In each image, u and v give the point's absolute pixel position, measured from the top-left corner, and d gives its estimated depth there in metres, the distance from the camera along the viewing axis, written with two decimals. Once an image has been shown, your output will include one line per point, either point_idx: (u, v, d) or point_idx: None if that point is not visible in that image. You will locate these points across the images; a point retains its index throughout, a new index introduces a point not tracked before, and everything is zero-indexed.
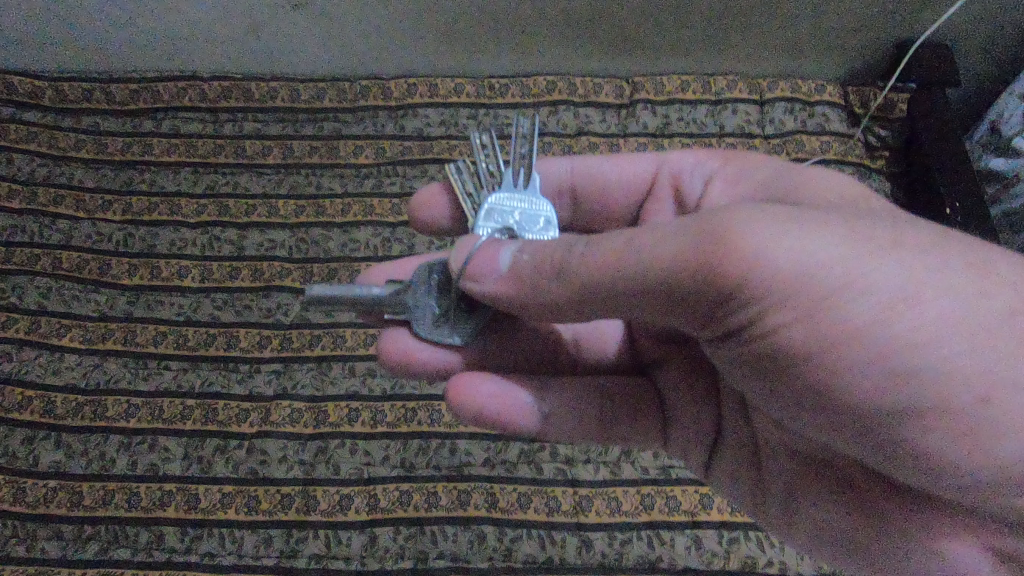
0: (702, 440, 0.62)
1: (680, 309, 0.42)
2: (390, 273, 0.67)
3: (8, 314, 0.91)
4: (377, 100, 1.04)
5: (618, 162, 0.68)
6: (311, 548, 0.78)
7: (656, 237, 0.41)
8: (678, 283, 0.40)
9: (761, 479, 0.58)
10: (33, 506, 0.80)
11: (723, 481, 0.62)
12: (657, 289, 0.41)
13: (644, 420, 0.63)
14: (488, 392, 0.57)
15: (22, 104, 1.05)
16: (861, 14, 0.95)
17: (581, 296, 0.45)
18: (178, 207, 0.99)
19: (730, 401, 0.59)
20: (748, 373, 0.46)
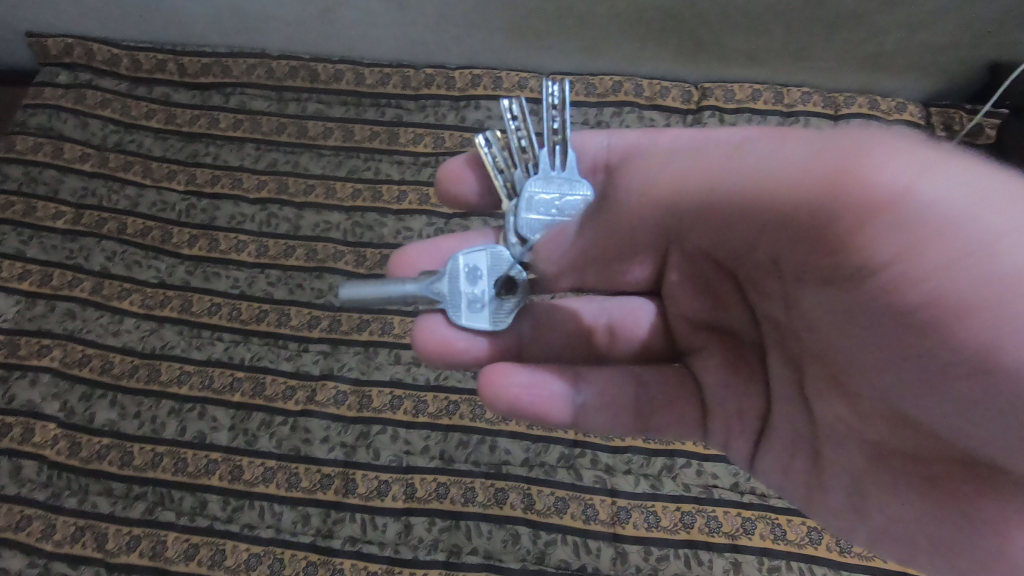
0: (746, 433, 0.55)
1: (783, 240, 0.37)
2: (421, 256, 0.66)
3: (75, 273, 0.94)
4: (440, 89, 1.04)
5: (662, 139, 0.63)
6: (347, 530, 0.78)
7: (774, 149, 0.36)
8: (791, 208, 0.35)
9: (819, 471, 0.51)
10: (86, 461, 0.83)
11: (770, 472, 0.56)
12: (764, 210, 0.37)
13: (680, 409, 0.58)
14: (516, 382, 0.56)
15: (100, 71, 1.08)
16: (955, 32, 0.90)
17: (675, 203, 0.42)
18: (239, 182, 1.00)
19: (783, 385, 0.50)
20: (839, 330, 0.40)
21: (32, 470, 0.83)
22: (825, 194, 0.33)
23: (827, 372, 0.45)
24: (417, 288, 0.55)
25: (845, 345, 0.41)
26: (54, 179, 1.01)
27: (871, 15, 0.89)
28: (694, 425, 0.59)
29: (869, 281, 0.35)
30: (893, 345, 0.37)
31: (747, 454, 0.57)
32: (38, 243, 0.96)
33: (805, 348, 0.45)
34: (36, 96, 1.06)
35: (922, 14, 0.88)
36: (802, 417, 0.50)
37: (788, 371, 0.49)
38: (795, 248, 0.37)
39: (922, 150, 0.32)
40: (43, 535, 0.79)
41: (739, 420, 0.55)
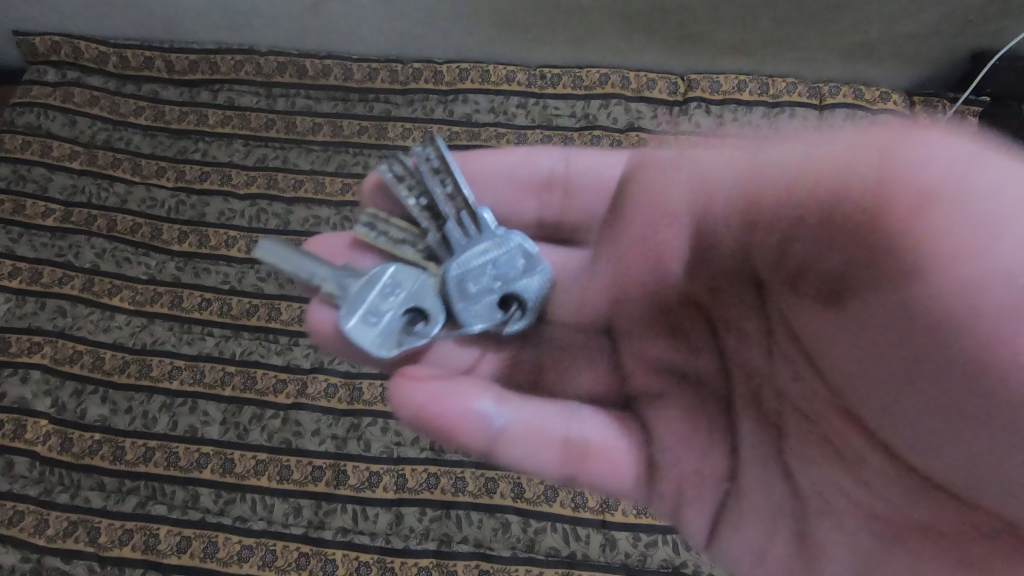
0: (705, 502, 0.52)
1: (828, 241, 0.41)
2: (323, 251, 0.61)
3: (65, 271, 0.94)
4: (428, 83, 1.04)
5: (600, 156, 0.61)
6: (338, 521, 0.79)
7: (827, 147, 0.41)
8: (841, 194, 0.39)
9: (804, 551, 0.48)
10: (79, 456, 0.84)
11: (740, 560, 0.51)
12: (813, 206, 0.41)
13: (617, 459, 0.51)
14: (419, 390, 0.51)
15: (88, 69, 1.08)
16: (935, 20, 0.92)
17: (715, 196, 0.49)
18: (228, 177, 1.01)
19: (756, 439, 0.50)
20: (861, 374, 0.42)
21: (25, 466, 0.83)
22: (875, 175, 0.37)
23: (816, 429, 0.46)
24: (330, 272, 0.54)
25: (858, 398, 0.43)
26: (43, 177, 1.01)
27: (854, 6, 0.90)
28: (632, 481, 0.52)
29: (890, 280, 0.38)
30: (903, 372, 0.40)
31: (705, 535, 0.53)
32: (27, 242, 0.96)
33: (785, 398, 0.48)
34: (25, 95, 1.07)
35: (904, 5, 0.90)
36: (784, 487, 0.48)
37: (759, 432, 0.49)
38: (836, 251, 0.40)
39: (942, 144, 0.36)
40: (36, 530, 0.79)
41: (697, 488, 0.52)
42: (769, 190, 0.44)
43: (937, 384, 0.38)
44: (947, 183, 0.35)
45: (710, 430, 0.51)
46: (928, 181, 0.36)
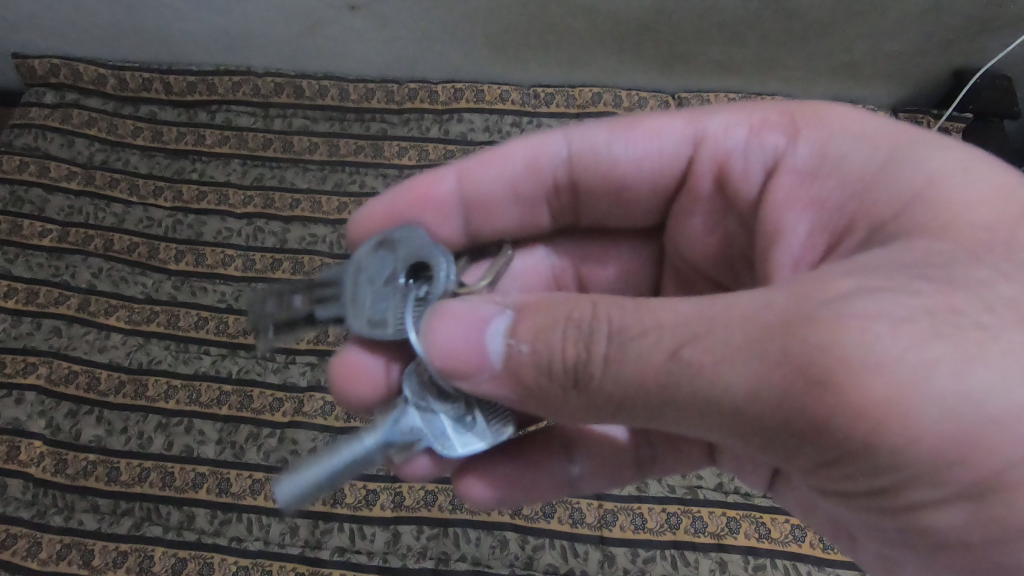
0: (758, 473, 0.51)
1: (767, 455, 0.32)
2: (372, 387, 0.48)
3: (61, 291, 0.94)
4: (424, 103, 1.06)
5: (614, 136, 0.48)
6: (335, 540, 0.78)
7: (734, 362, 0.29)
8: (767, 429, 0.30)
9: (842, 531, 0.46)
10: (73, 478, 0.83)
11: (793, 506, 0.51)
12: (733, 431, 0.31)
13: (680, 450, 0.52)
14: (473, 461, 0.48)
15: (86, 90, 1.10)
16: (916, 39, 0.94)
17: (652, 402, 0.31)
18: (225, 197, 1.01)
19: None
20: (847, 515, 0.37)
21: (18, 488, 0.82)
22: (809, 417, 0.28)
23: None
24: (380, 440, 0.37)
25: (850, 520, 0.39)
26: (40, 198, 1.01)
27: (837, 27, 0.93)
28: (694, 462, 0.53)
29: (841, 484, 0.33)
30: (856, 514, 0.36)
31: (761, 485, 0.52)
32: (23, 262, 0.97)
33: None
34: (23, 117, 1.07)
35: (888, 24, 0.92)
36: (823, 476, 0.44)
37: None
38: (788, 463, 0.33)
39: (864, 373, 0.27)
40: (29, 553, 0.79)
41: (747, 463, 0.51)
42: (688, 415, 0.31)
43: (926, 543, 0.34)
44: (871, 417, 0.28)
45: None
46: (869, 419, 0.28)
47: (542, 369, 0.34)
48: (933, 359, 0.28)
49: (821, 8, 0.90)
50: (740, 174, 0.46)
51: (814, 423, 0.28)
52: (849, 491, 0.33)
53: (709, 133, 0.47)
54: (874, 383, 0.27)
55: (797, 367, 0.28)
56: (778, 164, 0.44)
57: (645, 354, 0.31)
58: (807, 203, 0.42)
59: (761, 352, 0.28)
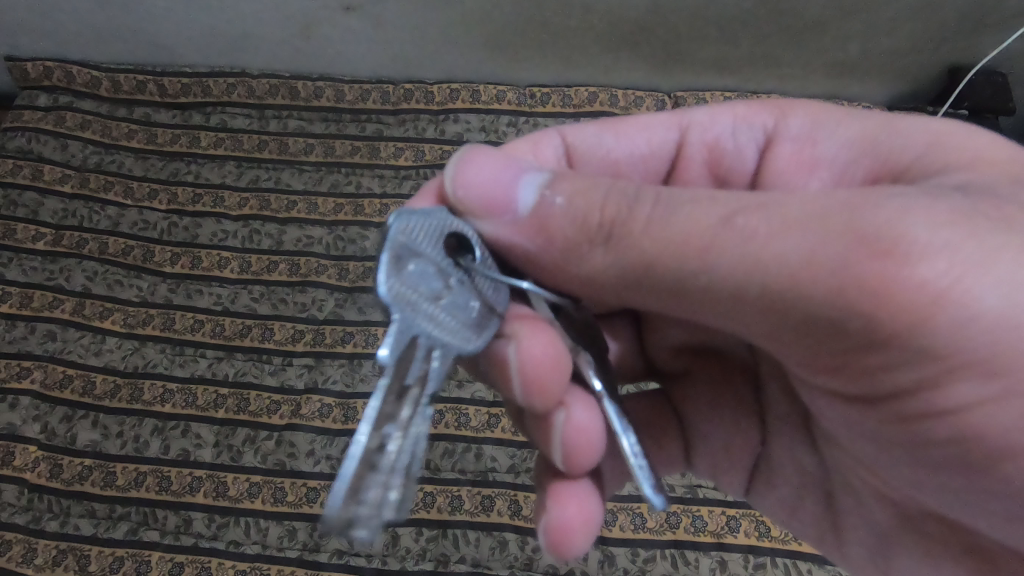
0: (737, 470, 0.53)
1: (772, 336, 0.36)
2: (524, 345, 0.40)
3: (55, 295, 0.94)
4: (420, 104, 1.05)
5: (602, 130, 0.49)
6: (333, 543, 0.78)
7: (768, 234, 0.31)
8: (779, 307, 0.33)
9: (832, 516, 0.49)
10: (68, 482, 0.82)
11: (775, 511, 0.53)
12: (746, 306, 0.34)
13: (662, 447, 0.53)
14: (582, 423, 0.45)
15: (80, 93, 1.09)
16: (910, 36, 0.95)
17: (678, 277, 0.34)
18: (221, 199, 1.01)
19: (777, 421, 0.49)
20: (838, 418, 0.41)
21: (12, 493, 0.82)
22: (823, 296, 0.31)
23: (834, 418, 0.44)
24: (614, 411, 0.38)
25: (838, 430, 0.43)
26: (34, 202, 1.01)
27: (832, 26, 0.93)
28: (670, 463, 0.54)
29: (866, 374, 0.34)
30: (868, 419, 0.38)
31: (741, 486, 0.54)
32: (18, 266, 0.96)
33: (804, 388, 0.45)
34: (16, 119, 1.07)
35: (882, 21, 0.92)
36: (810, 457, 0.48)
37: (790, 403, 0.48)
38: (794, 348, 0.36)
39: (905, 246, 0.30)
40: (24, 559, 0.78)
41: (731, 458, 0.53)
42: (719, 289, 0.33)
43: (906, 444, 0.37)
44: (908, 291, 0.30)
45: (732, 408, 0.51)
46: (880, 305, 0.30)
47: (575, 222, 0.35)
48: (946, 259, 0.30)
49: (816, 6, 0.90)
50: (733, 151, 0.48)
51: (827, 302, 0.31)
52: (845, 381, 0.36)
53: (694, 121, 0.48)
54: (889, 272, 0.30)
55: (848, 236, 0.30)
56: (772, 139, 0.46)
57: (684, 220, 0.33)
58: (810, 166, 0.44)
59: (811, 223, 0.31)
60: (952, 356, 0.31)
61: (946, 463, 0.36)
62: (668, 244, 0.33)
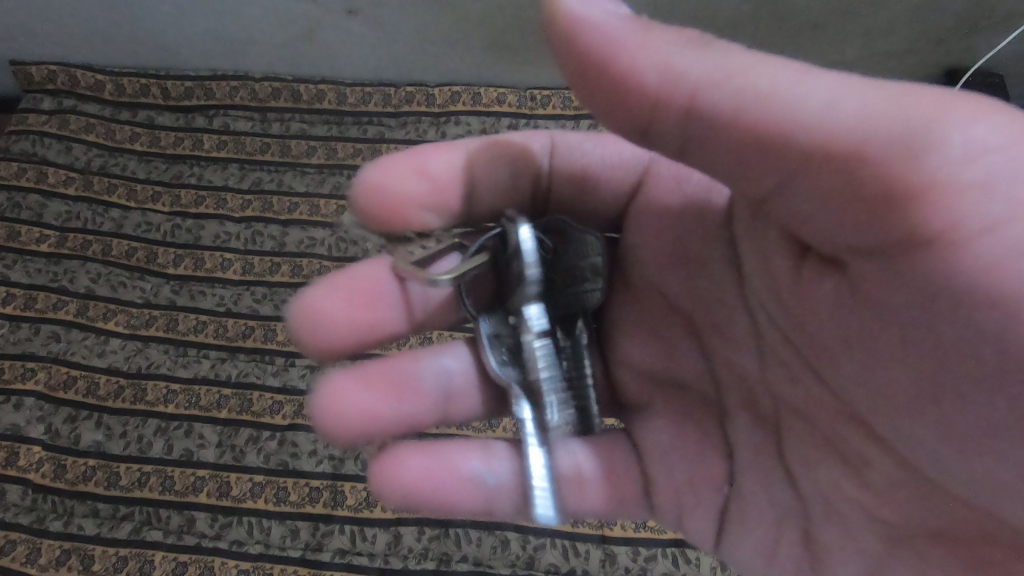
0: (706, 509, 0.49)
1: (821, 209, 0.34)
2: (332, 304, 0.49)
3: (59, 296, 0.94)
4: (421, 106, 1.06)
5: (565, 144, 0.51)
6: (335, 543, 0.78)
7: (833, 91, 0.32)
8: (839, 166, 0.32)
9: (812, 558, 0.45)
10: (72, 483, 0.83)
11: (749, 561, 0.48)
12: (802, 166, 0.33)
13: (616, 484, 0.50)
14: (389, 393, 0.49)
15: (84, 96, 1.10)
16: (906, 38, 0.95)
17: (736, 90, 0.33)
18: (224, 201, 1.02)
19: (747, 447, 0.46)
20: (863, 350, 0.37)
21: (16, 494, 0.82)
22: (885, 148, 0.31)
23: (816, 430, 0.43)
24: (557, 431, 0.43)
25: (849, 381, 0.39)
26: (39, 204, 1.01)
27: (830, 27, 0.94)
28: (631, 501, 0.50)
29: (918, 228, 0.31)
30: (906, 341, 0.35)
31: (711, 534, 0.50)
32: (22, 268, 0.96)
33: (781, 401, 0.44)
34: (21, 122, 1.08)
35: (879, 23, 0.93)
36: (784, 493, 0.45)
37: (760, 430, 0.46)
38: (841, 226, 0.34)
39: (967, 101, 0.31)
40: (28, 559, 0.79)
41: (698, 496, 0.49)
42: (783, 100, 0.32)
43: (936, 372, 0.35)
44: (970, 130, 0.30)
45: (708, 435, 0.48)
46: (935, 159, 0.30)
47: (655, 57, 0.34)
48: (996, 128, 0.30)
49: (814, 10, 0.91)
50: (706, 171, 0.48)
51: (889, 156, 0.31)
52: (888, 274, 0.34)
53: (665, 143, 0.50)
54: (942, 128, 0.30)
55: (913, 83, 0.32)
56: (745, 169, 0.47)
57: (754, 72, 0.33)
58: None
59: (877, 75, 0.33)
60: (1005, 224, 0.30)
61: (976, 377, 0.34)
62: (736, 95, 0.33)
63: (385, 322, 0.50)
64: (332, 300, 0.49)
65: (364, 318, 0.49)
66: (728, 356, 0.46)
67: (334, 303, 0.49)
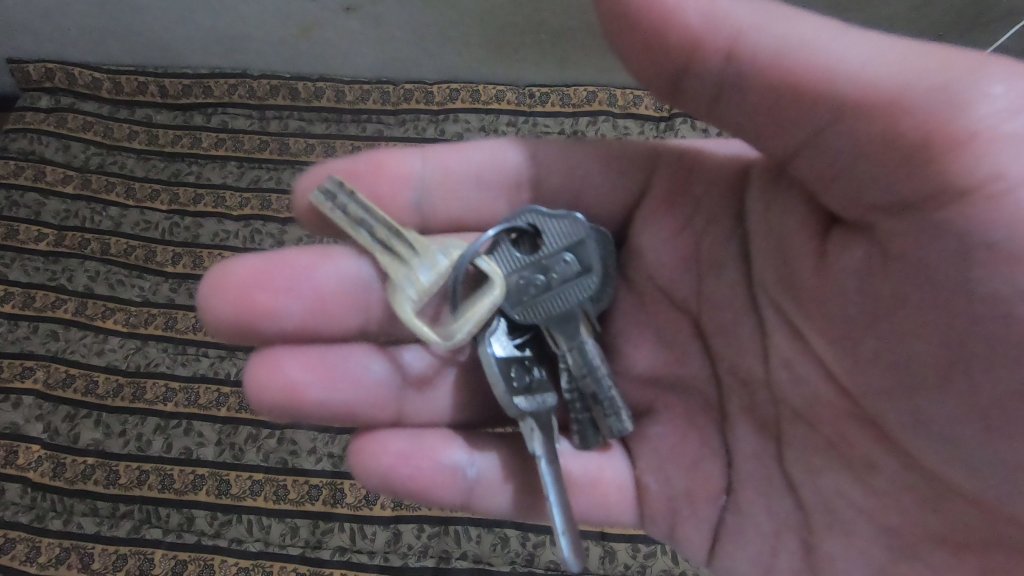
0: (707, 513, 0.49)
1: (856, 161, 0.36)
2: (239, 274, 0.47)
3: (57, 295, 0.94)
4: (419, 104, 1.06)
5: (570, 153, 0.50)
6: (335, 540, 0.78)
7: (868, 48, 0.35)
8: (875, 114, 0.34)
9: (812, 567, 0.45)
10: (71, 482, 0.83)
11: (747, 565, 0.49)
12: (840, 114, 0.35)
13: (603, 488, 0.50)
14: (319, 371, 0.48)
15: (82, 94, 1.10)
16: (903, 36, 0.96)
17: (779, 43, 0.36)
18: (222, 199, 1.01)
19: (747, 450, 0.47)
20: (892, 325, 0.37)
21: (15, 493, 0.82)
22: (919, 98, 0.33)
23: (818, 432, 0.43)
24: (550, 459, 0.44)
25: (871, 370, 0.39)
26: (36, 202, 1.01)
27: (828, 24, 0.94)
28: (617, 506, 0.51)
29: (948, 176, 0.33)
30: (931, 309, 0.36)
31: (705, 544, 0.50)
32: (20, 266, 0.96)
33: (782, 403, 0.44)
34: (18, 121, 1.07)
35: (877, 21, 0.93)
36: (784, 500, 0.46)
37: (761, 439, 0.46)
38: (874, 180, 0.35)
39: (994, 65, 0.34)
40: (28, 558, 0.79)
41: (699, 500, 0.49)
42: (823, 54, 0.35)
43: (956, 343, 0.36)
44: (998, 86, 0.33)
45: (709, 439, 0.48)
46: (964, 109, 0.33)
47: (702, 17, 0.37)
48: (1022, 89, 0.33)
49: (812, 8, 0.91)
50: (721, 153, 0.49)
51: (923, 103, 0.33)
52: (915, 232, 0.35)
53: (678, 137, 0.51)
54: (970, 85, 0.33)
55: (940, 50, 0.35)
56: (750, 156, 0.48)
57: (794, 27, 0.36)
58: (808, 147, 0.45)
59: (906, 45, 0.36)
60: None
61: (999, 341, 0.34)
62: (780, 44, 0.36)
63: (279, 313, 0.47)
64: (242, 268, 0.47)
65: (271, 296, 0.47)
66: (729, 357, 0.46)
67: (242, 274, 0.46)
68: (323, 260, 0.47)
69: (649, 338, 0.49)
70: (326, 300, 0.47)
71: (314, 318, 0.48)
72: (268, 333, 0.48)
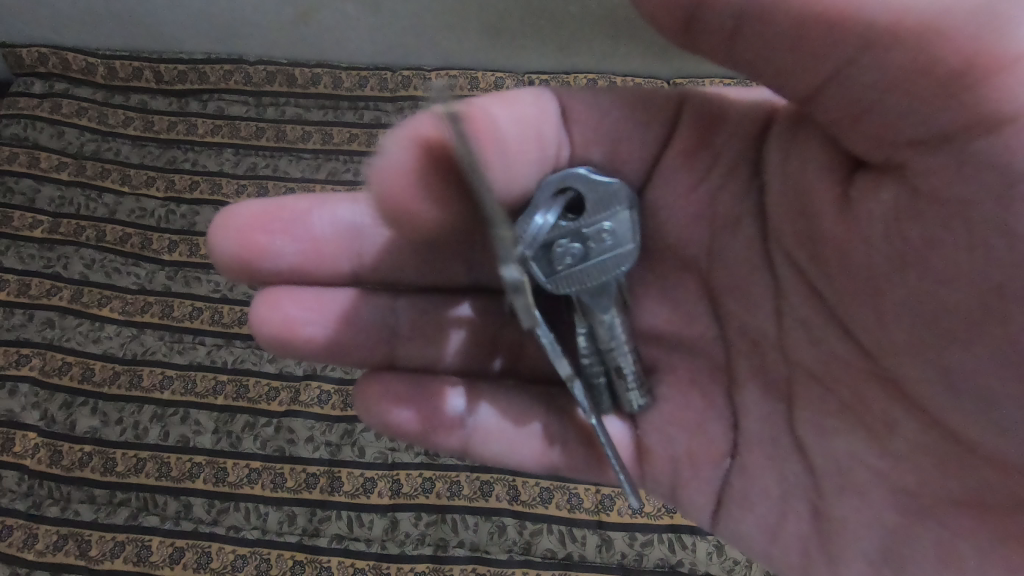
0: (714, 487, 0.49)
1: (886, 98, 0.34)
2: (242, 216, 0.47)
3: (54, 282, 0.94)
4: (417, 91, 1.04)
5: (597, 101, 0.45)
6: (333, 528, 0.78)
7: None
8: (905, 42, 0.33)
9: (822, 540, 0.45)
10: (68, 469, 0.83)
11: (756, 538, 0.49)
12: (873, 41, 0.33)
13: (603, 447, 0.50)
14: (315, 310, 0.48)
15: (76, 80, 1.08)
16: None
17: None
18: (218, 186, 1.00)
19: (757, 420, 0.47)
20: (920, 274, 0.37)
21: (13, 479, 0.82)
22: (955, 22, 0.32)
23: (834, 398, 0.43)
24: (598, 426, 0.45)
25: (893, 324, 0.39)
26: (31, 189, 1.00)
27: None
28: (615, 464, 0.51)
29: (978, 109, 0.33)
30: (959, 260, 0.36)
31: (712, 517, 0.50)
32: (15, 254, 0.96)
33: (796, 366, 0.45)
34: (11, 106, 1.06)
35: None
36: (795, 469, 0.46)
37: (770, 410, 0.46)
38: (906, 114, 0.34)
39: None
40: (26, 544, 0.79)
41: (708, 473, 0.49)
42: None
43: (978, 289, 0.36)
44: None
45: (719, 412, 0.48)
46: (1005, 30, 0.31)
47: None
48: None
49: None
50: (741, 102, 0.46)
51: (958, 25, 0.32)
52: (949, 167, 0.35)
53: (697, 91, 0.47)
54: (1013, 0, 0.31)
55: None
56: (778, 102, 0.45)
57: None
58: None
59: None
60: None
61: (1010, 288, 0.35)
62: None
63: (275, 252, 0.48)
64: (244, 210, 0.48)
65: (265, 235, 0.48)
66: (741, 325, 0.46)
67: (244, 215, 0.47)
68: (320, 206, 0.48)
69: (661, 310, 0.49)
70: (322, 245, 0.49)
71: (308, 261, 0.49)
72: (263, 271, 0.49)
